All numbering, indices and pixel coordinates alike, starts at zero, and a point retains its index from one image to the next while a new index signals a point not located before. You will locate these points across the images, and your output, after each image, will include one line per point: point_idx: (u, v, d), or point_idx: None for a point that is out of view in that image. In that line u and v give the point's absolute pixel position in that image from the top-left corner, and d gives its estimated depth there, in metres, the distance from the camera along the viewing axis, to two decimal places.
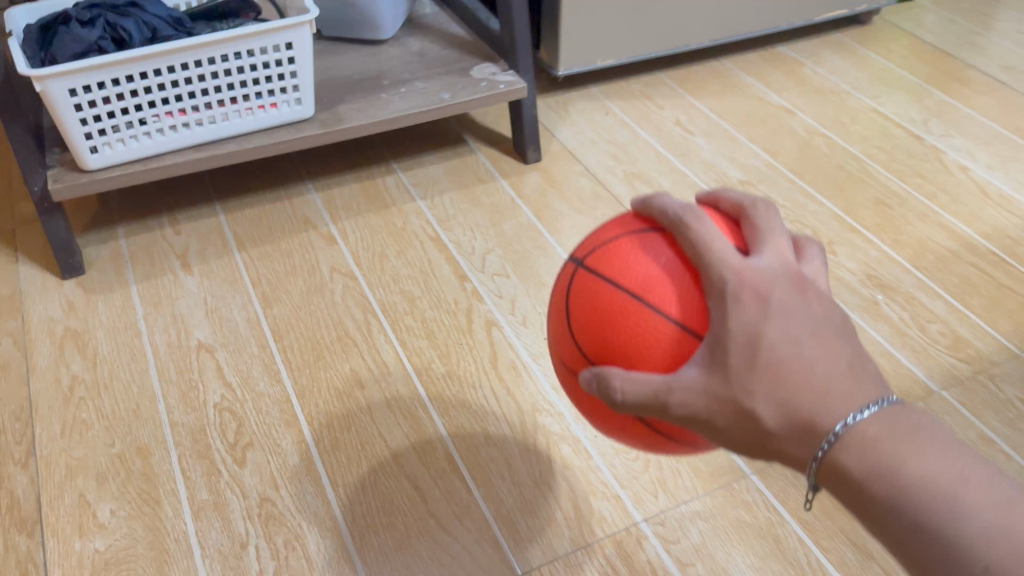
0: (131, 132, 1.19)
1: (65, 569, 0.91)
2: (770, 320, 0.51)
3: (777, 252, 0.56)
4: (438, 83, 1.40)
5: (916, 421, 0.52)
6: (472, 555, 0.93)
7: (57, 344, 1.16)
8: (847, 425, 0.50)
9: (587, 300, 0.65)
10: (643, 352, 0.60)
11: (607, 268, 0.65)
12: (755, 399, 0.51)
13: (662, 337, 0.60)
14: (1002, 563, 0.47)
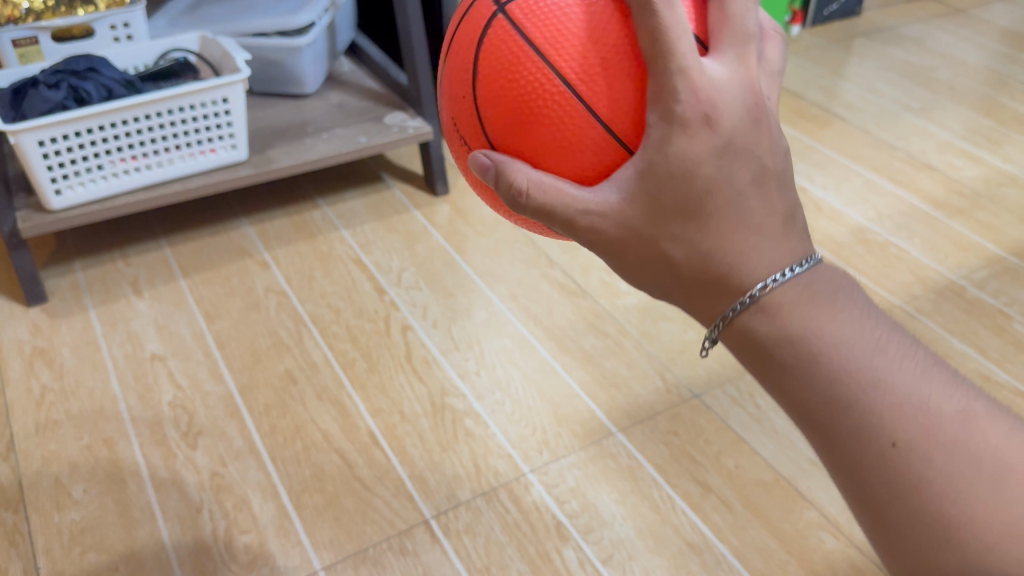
0: (90, 177, 1.39)
1: (47, 536, 1.09)
2: (707, 154, 0.55)
3: (741, 68, 0.56)
4: (356, 129, 1.64)
5: (837, 290, 0.59)
6: (390, 506, 1.14)
7: (26, 360, 1.34)
8: (767, 287, 0.58)
9: (513, 71, 0.67)
10: (560, 143, 0.65)
11: (535, 32, 0.66)
12: (672, 241, 0.58)
13: (580, 131, 0.64)
14: (907, 435, 0.55)
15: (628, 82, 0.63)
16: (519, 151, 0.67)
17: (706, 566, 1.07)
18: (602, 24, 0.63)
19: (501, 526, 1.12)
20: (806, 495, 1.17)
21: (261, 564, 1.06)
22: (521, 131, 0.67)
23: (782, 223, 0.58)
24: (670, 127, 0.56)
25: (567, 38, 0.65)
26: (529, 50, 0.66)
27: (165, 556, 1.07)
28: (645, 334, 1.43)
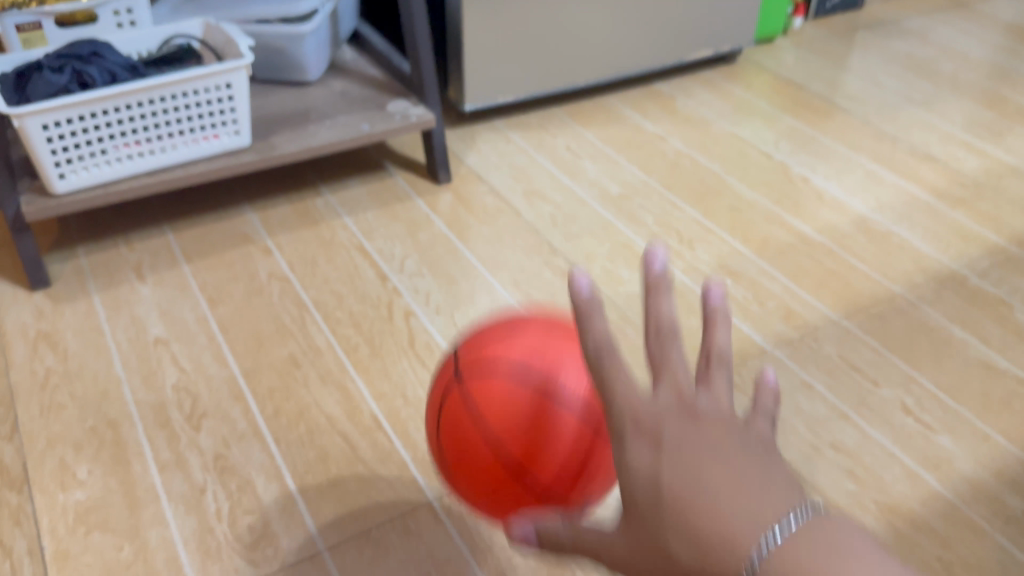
0: (94, 161, 1.40)
1: (51, 516, 1.10)
2: (662, 467, 0.55)
3: (673, 385, 0.57)
4: (359, 117, 1.64)
5: (846, 538, 0.49)
6: (394, 487, 1.14)
7: (30, 343, 1.34)
8: (761, 556, 0.49)
9: (461, 412, 0.83)
10: (496, 453, 0.81)
11: (480, 409, 0.82)
12: (664, 538, 0.53)
13: (501, 449, 0.80)
14: None
15: (526, 439, 0.80)
16: (474, 472, 0.83)
17: None
18: (516, 398, 0.81)
19: None
20: (807, 479, 1.17)
21: (265, 544, 1.07)
22: (466, 461, 0.83)
23: (761, 480, 0.52)
24: (621, 445, 0.58)
25: (503, 414, 0.80)
26: (476, 418, 0.82)
27: (169, 536, 1.07)
28: None
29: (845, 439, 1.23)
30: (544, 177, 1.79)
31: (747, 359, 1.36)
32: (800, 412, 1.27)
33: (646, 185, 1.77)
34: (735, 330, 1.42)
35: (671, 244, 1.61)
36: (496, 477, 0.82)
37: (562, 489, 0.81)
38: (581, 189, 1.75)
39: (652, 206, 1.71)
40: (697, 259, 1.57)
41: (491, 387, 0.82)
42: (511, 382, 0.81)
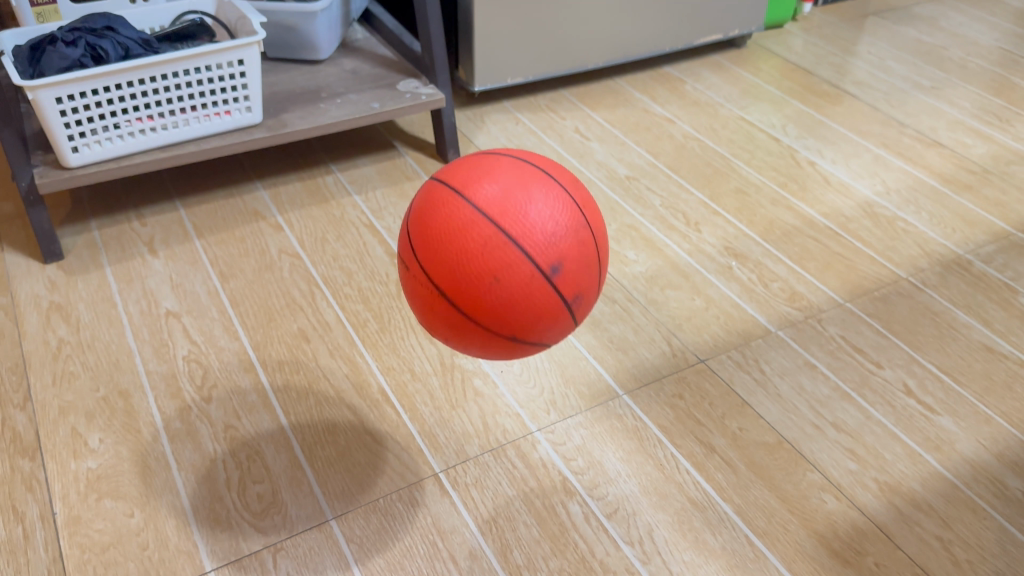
0: (106, 135, 1.41)
1: (64, 482, 1.12)
2: None
3: None
4: (369, 95, 1.65)
5: None
6: (401, 459, 1.16)
7: (43, 314, 1.36)
8: None
9: (433, 192, 0.92)
10: (464, 226, 0.86)
11: (451, 177, 0.92)
12: None
13: (470, 212, 0.87)
14: None
15: (485, 194, 0.88)
16: (440, 241, 0.87)
17: (709, 523, 1.09)
18: (484, 172, 0.91)
19: (509, 481, 1.14)
20: (808, 457, 1.19)
21: (274, 512, 1.09)
22: (440, 213, 0.89)
23: None
24: None
25: (466, 181, 0.90)
26: (442, 185, 0.91)
27: (179, 504, 1.09)
28: (652, 301, 1.45)
29: (847, 419, 1.25)
30: (552, 157, 1.80)
31: (751, 339, 1.38)
32: (803, 392, 1.29)
33: (653, 167, 1.78)
34: (739, 311, 1.43)
35: (677, 226, 1.61)
36: (469, 282, 0.86)
37: (530, 292, 0.86)
38: (589, 170, 1.76)
39: (659, 188, 1.72)
40: (703, 241, 1.58)
41: (466, 162, 0.94)
42: (481, 164, 0.94)
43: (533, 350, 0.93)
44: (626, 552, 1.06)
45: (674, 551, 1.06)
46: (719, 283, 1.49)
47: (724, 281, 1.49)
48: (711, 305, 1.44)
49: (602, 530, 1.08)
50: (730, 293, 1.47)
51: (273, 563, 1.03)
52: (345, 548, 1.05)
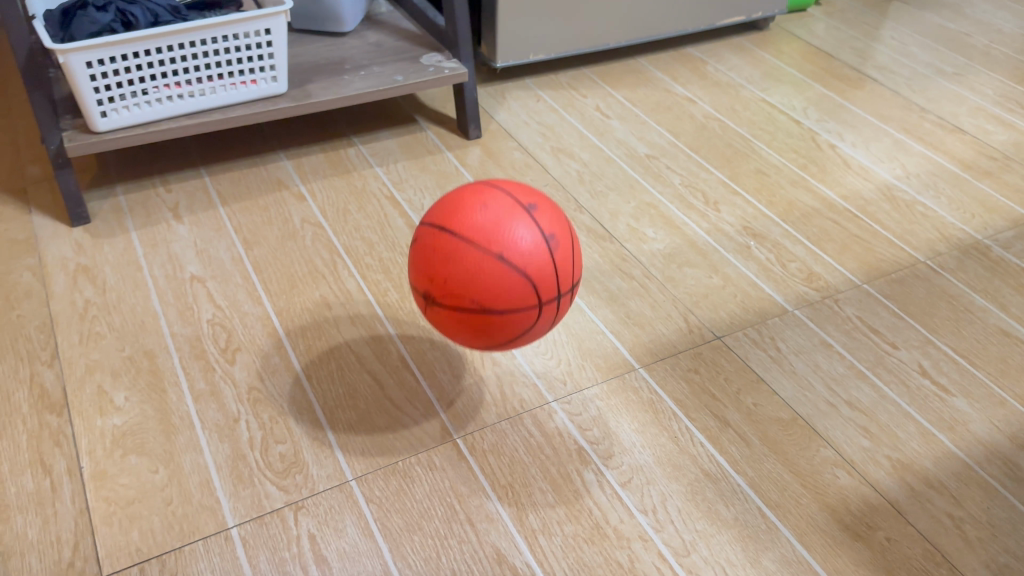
0: (134, 101, 1.43)
1: (90, 438, 1.14)
2: None
3: None
4: (392, 68, 1.66)
5: None
6: (420, 426, 1.19)
7: (70, 276, 1.39)
8: None
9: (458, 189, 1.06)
10: (476, 201, 1.01)
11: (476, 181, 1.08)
12: None
13: (484, 195, 1.01)
14: None
15: (499, 191, 1.03)
16: (452, 212, 1.00)
17: (722, 494, 1.11)
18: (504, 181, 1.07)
19: (525, 448, 1.16)
20: (822, 434, 1.20)
21: (296, 471, 1.11)
22: (458, 196, 1.03)
23: None
24: None
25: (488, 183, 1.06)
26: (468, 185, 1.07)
27: (203, 461, 1.12)
28: (670, 278, 1.46)
29: (861, 397, 1.26)
30: (573, 135, 1.81)
31: (768, 317, 1.39)
32: (818, 369, 1.30)
33: (673, 146, 1.78)
34: (757, 290, 1.44)
35: (696, 205, 1.62)
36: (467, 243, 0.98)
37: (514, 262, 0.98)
38: (609, 148, 1.77)
39: (679, 167, 1.72)
40: (722, 220, 1.59)
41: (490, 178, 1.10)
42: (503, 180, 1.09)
43: (516, 310, 0.99)
44: (639, 520, 1.08)
45: (686, 520, 1.08)
46: (737, 262, 1.50)
47: (742, 260, 1.50)
48: (728, 284, 1.45)
49: (616, 498, 1.10)
50: (747, 272, 1.48)
51: (294, 520, 1.05)
52: (365, 508, 1.08)
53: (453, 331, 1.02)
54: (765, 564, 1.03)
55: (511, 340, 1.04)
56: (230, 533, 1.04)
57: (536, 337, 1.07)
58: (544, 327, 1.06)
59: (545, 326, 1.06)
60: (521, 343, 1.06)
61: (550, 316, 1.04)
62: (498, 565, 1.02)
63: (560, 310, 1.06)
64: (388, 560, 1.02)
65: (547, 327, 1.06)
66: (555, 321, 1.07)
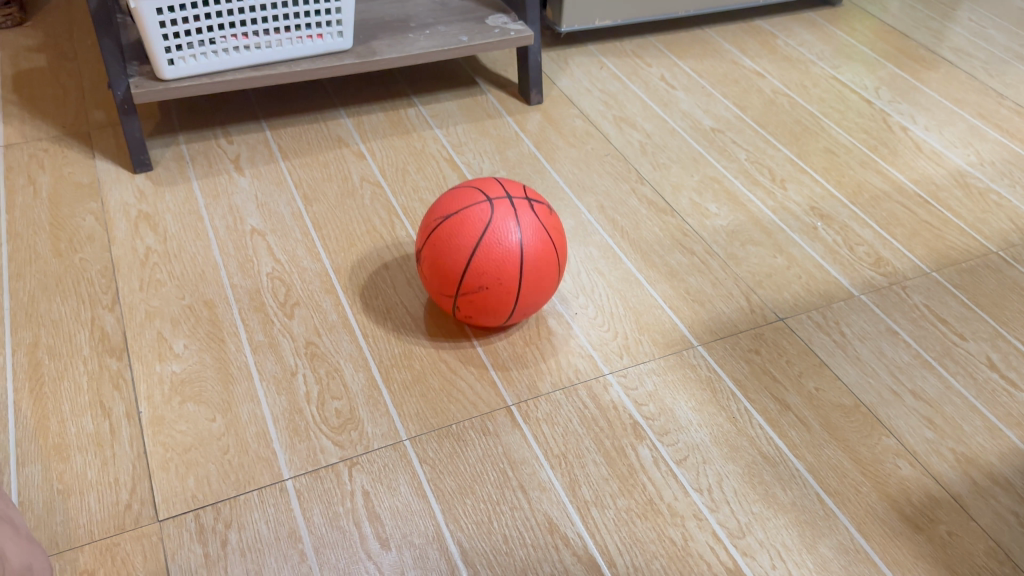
0: (201, 50, 1.42)
1: (150, 383, 1.15)
2: None
3: None
4: (458, 29, 1.64)
5: None
6: (475, 390, 1.18)
7: (132, 223, 1.39)
8: None
9: None
10: None
11: None
12: None
13: None
14: None
15: None
16: None
17: (780, 478, 1.09)
18: None
19: (579, 419, 1.15)
20: (885, 422, 1.17)
21: (351, 428, 1.12)
22: None
23: None
24: None
25: None
26: None
27: (260, 413, 1.12)
28: (732, 256, 1.42)
29: (926, 387, 1.22)
30: (636, 105, 1.77)
31: (833, 300, 1.35)
32: (883, 356, 1.26)
33: (739, 121, 1.74)
34: (822, 272, 1.40)
35: (762, 181, 1.58)
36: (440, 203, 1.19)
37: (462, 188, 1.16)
38: (673, 120, 1.73)
39: (745, 142, 1.68)
40: (788, 199, 1.55)
41: None
42: None
43: (468, 206, 1.12)
44: (694, 499, 1.06)
45: (742, 502, 1.06)
46: (803, 242, 1.46)
47: (808, 241, 1.46)
48: (793, 264, 1.41)
49: (671, 475, 1.08)
50: (813, 253, 1.44)
51: (348, 476, 1.06)
52: (418, 468, 1.08)
53: (437, 264, 1.12)
54: (821, 550, 1.01)
55: (481, 246, 1.09)
56: (285, 485, 1.05)
57: (512, 245, 1.10)
58: (512, 232, 1.10)
59: (516, 235, 1.11)
60: (499, 255, 1.10)
61: (509, 216, 1.11)
62: (550, 534, 1.02)
63: (524, 220, 1.12)
64: (439, 522, 1.02)
65: (518, 231, 1.11)
66: (528, 232, 1.11)
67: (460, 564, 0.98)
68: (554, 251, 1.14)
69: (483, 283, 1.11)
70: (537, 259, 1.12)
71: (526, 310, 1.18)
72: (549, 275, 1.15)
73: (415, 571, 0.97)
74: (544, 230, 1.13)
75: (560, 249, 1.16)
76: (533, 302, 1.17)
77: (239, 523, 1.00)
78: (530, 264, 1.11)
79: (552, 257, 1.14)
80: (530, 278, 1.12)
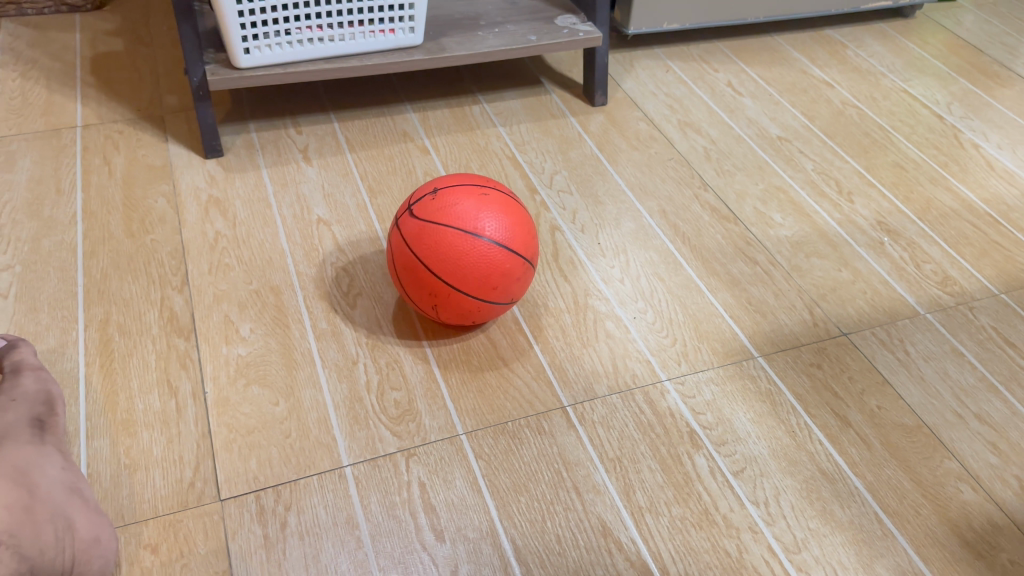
0: (277, 40, 1.45)
1: (216, 363, 1.18)
2: None
3: None
4: (526, 28, 1.64)
5: None
6: (531, 389, 1.19)
7: (202, 207, 1.43)
8: None
9: None
10: None
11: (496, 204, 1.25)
12: None
13: None
14: None
15: None
16: None
17: (838, 495, 1.07)
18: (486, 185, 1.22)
19: (635, 424, 1.15)
20: (947, 445, 1.15)
21: (409, 419, 1.13)
22: None
23: None
24: None
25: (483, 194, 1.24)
26: None
27: (322, 399, 1.14)
28: (797, 267, 1.41)
29: (991, 411, 1.20)
30: (702, 110, 1.76)
31: (898, 317, 1.33)
32: (947, 377, 1.24)
33: (807, 130, 1.72)
34: (888, 288, 1.38)
35: (828, 193, 1.56)
36: None
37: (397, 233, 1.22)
38: (739, 127, 1.72)
39: (811, 152, 1.66)
40: (855, 212, 1.53)
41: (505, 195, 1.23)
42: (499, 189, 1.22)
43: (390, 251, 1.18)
44: (750, 511, 1.05)
45: (799, 517, 1.05)
46: (869, 257, 1.44)
47: (874, 256, 1.44)
48: (858, 279, 1.39)
49: (728, 486, 1.08)
50: (879, 268, 1.42)
51: (405, 466, 1.07)
52: (474, 463, 1.09)
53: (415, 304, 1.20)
54: (877, 571, 1.00)
55: (401, 278, 1.14)
56: (344, 471, 1.06)
57: (412, 260, 1.11)
58: (404, 250, 1.12)
59: (405, 249, 1.11)
60: (412, 274, 1.12)
61: (401, 241, 1.13)
62: (603, 537, 1.02)
63: (406, 232, 1.12)
64: (494, 518, 1.03)
65: (408, 245, 1.11)
66: (415, 239, 1.10)
67: (513, 562, 0.99)
68: (453, 233, 1.08)
69: (428, 302, 1.13)
70: (438, 254, 1.09)
71: (498, 285, 1.12)
72: (462, 252, 1.08)
73: (468, 566, 0.98)
74: (430, 222, 1.09)
75: (461, 223, 1.09)
76: (489, 277, 1.10)
77: (299, 507, 1.02)
78: (437, 264, 1.09)
79: (453, 239, 1.08)
80: (449, 271, 1.09)
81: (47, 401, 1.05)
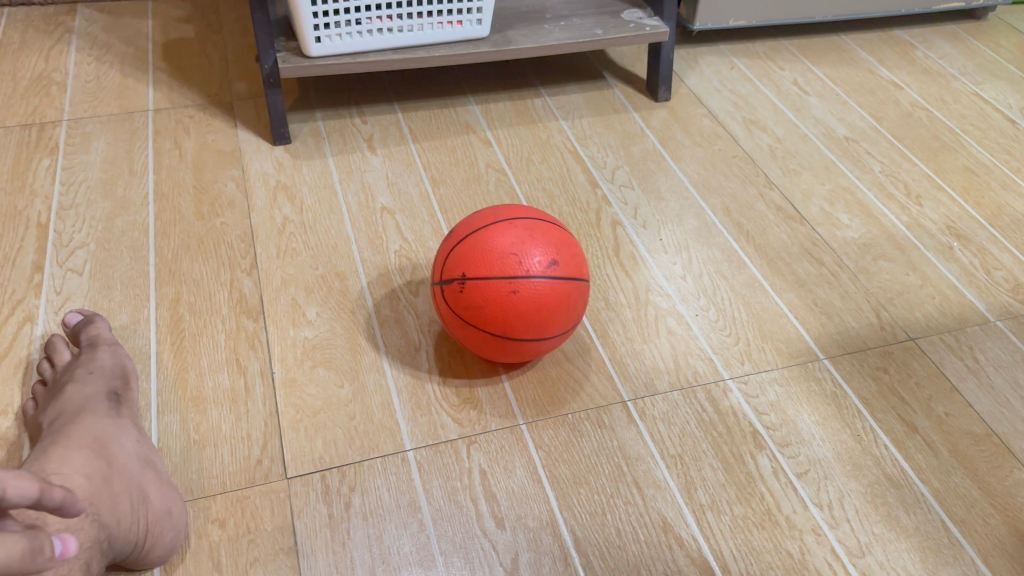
0: (347, 30, 1.46)
1: (283, 345, 1.20)
2: None
3: None
4: (593, 21, 1.64)
5: None
6: (592, 382, 1.19)
7: (271, 192, 1.45)
8: None
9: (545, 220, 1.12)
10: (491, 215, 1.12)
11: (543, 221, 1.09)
12: None
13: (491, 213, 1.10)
14: None
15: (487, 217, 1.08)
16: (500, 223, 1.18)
17: (904, 501, 1.06)
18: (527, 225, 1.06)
19: (696, 422, 1.14)
20: (1017, 455, 1.12)
21: (470, 407, 1.14)
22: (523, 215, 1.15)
23: None
24: None
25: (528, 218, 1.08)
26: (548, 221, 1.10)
27: (385, 383, 1.16)
28: (863, 270, 1.39)
29: None
30: (766, 108, 1.74)
31: (968, 324, 1.31)
32: (1018, 387, 1.21)
33: (874, 132, 1.69)
34: (957, 294, 1.35)
35: (896, 196, 1.54)
36: None
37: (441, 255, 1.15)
38: (805, 126, 1.70)
39: (879, 153, 1.64)
40: (924, 215, 1.50)
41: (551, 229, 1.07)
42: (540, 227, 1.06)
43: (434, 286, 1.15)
44: (814, 513, 1.04)
45: (863, 522, 1.04)
46: (938, 262, 1.41)
47: (943, 261, 1.41)
48: (926, 283, 1.37)
49: (791, 487, 1.07)
50: (948, 274, 1.39)
51: (466, 453, 1.08)
52: (535, 453, 1.09)
53: None
54: None
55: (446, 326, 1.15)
56: (407, 455, 1.08)
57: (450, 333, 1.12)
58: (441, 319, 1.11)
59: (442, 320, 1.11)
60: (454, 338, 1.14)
61: (437, 311, 1.11)
62: (663, 533, 1.01)
63: (440, 308, 1.09)
64: (554, 508, 1.03)
65: (444, 320, 1.10)
66: (448, 320, 1.09)
67: (573, 553, 0.99)
68: (483, 333, 1.06)
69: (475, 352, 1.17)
70: (470, 340, 1.09)
71: (535, 355, 1.12)
72: (492, 345, 1.08)
73: (528, 555, 0.98)
74: (459, 316, 1.06)
75: (490, 325, 1.05)
76: (526, 354, 1.11)
77: (363, 488, 1.04)
78: (473, 346, 1.10)
79: (482, 336, 1.07)
80: (485, 352, 1.11)
81: (123, 375, 1.08)
